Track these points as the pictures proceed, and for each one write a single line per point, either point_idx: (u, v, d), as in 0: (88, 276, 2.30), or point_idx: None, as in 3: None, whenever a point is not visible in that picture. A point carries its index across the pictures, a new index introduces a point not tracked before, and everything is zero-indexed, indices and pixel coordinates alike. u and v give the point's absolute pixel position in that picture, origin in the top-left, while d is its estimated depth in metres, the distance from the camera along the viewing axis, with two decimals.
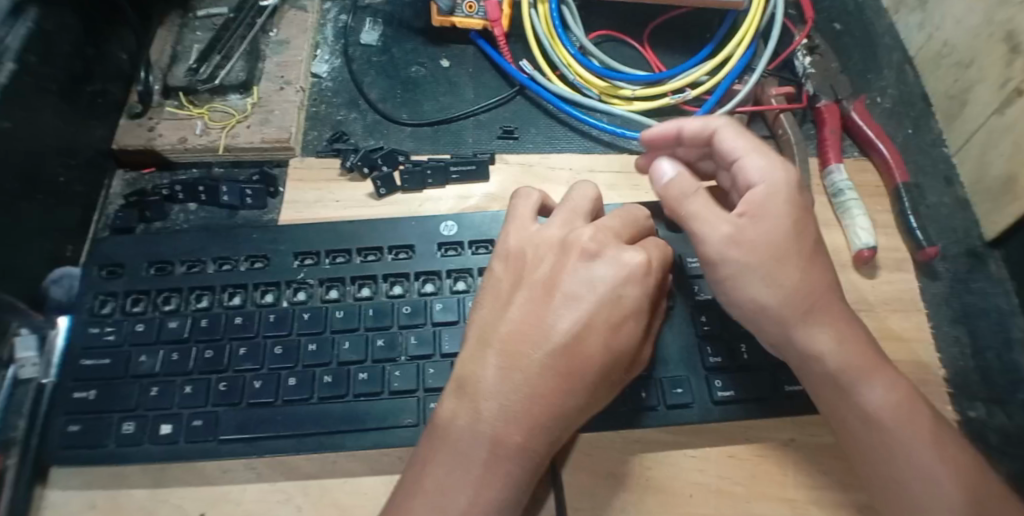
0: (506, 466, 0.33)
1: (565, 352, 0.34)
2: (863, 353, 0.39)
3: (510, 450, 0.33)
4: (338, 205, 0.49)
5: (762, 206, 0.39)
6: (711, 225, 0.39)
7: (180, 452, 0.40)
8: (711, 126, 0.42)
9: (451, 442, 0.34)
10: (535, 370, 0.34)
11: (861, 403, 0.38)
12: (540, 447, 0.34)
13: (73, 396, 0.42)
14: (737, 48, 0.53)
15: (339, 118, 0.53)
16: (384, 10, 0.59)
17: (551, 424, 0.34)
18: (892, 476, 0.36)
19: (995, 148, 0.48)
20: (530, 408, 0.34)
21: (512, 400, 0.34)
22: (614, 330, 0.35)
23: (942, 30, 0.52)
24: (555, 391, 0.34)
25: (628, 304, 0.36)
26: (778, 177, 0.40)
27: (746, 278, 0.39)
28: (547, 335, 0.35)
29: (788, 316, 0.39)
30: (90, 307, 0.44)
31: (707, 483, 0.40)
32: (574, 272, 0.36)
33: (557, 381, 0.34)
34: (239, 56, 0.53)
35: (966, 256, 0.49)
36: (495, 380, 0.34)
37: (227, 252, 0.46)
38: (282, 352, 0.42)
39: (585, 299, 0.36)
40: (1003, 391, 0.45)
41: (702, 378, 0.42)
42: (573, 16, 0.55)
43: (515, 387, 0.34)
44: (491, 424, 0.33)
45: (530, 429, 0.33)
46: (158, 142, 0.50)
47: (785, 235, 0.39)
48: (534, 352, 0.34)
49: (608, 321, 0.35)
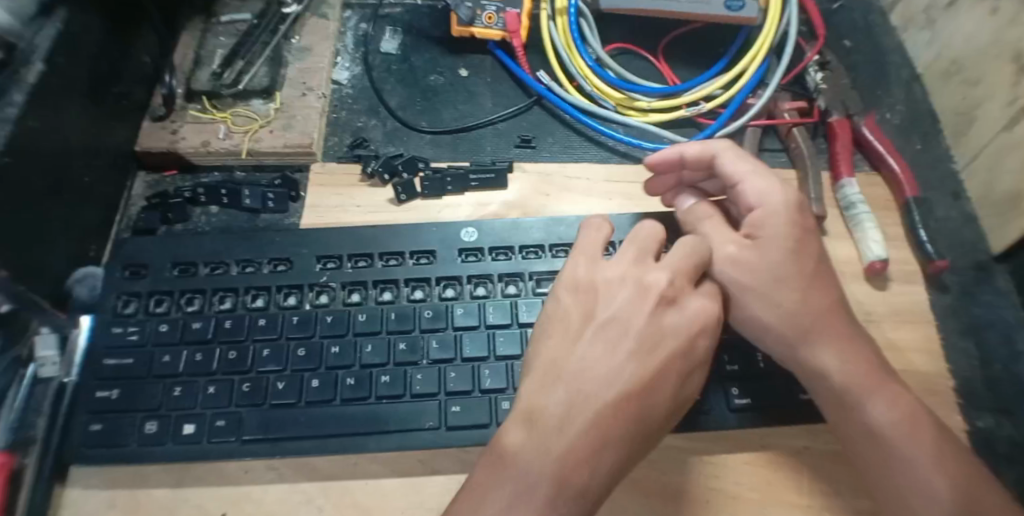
0: (569, 505, 0.32)
1: (638, 397, 0.34)
2: (866, 371, 0.40)
3: (573, 489, 0.32)
4: (360, 210, 0.50)
5: (763, 228, 0.41)
6: (716, 247, 0.42)
7: (202, 452, 0.41)
8: (711, 151, 0.43)
9: (515, 475, 0.32)
10: (606, 411, 0.33)
11: (865, 420, 0.39)
12: (598, 488, 0.33)
13: (95, 395, 0.42)
14: (750, 64, 0.54)
15: (359, 125, 0.54)
16: (403, 19, 0.60)
17: (614, 466, 0.33)
18: (900, 490, 0.37)
19: (1002, 165, 0.49)
20: (600, 450, 0.33)
21: (585, 438, 0.33)
22: (681, 378, 0.36)
23: (951, 49, 0.54)
24: (624, 434, 0.33)
25: (697, 351, 0.37)
26: (776, 200, 0.41)
27: (745, 298, 0.41)
28: (619, 378, 0.34)
29: (789, 336, 0.40)
30: (113, 307, 0.45)
31: (724, 489, 0.41)
32: (650, 319, 0.37)
33: (626, 424, 0.34)
34: (262, 62, 0.54)
35: (973, 269, 0.50)
36: (563, 414, 0.33)
37: (249, 254, 0.47)
38: (305, 354, 0.43)
39: (663, 347, 0.36)
40: (1011, 401, 0.46)
41: (718, 384, 0.43)
42: (590, 29, 0.56)
43: (588, 426, 0.33)
44: (559, 460, 0.32)
45: (595, 469, 0.32)
46: (181, 145, 0.51)
47: (785, 257, 0.41)
48: (605, 393, 0.34)
49: (681, 372, 0.36)
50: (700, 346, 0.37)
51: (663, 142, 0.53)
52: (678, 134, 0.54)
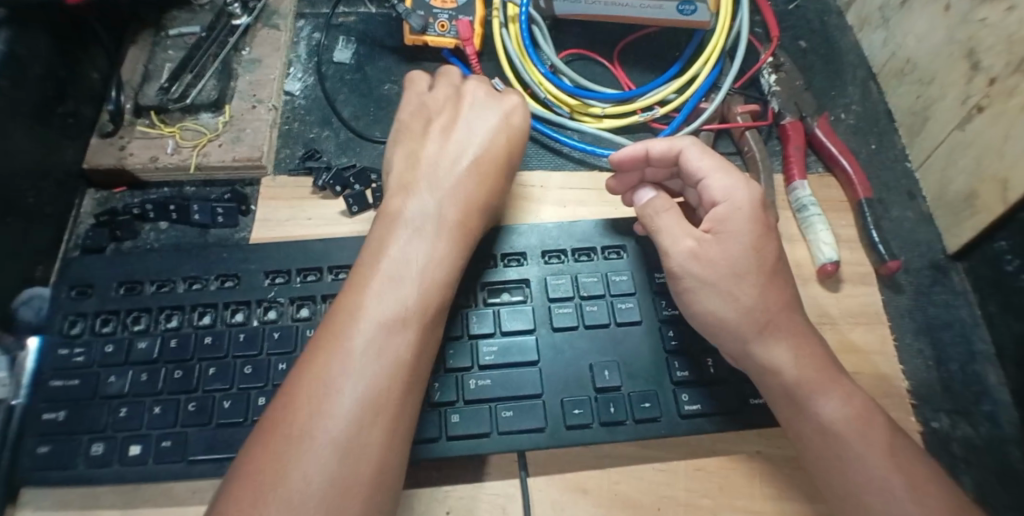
0: (397, 314, 0.35)
1: (428, 213, 0.40)
2: (819, 366, 0.39)
3: (391, 301, 0.35)
4: (311, 223, 0.49)
5: (726, 223, 0.41)
6: (674, 240, 0.42)
7: (148, 474, 0.40)
8: (677, 146, 0.43)
9: (338, 310, 0.35)
10: (404, 233, 0.39)
11: (816, 415, 0.38)
12: (427, 295, 0.36)
13: (43, 417, 0.41)
14: (703, 68, 0.54)
15: (311, 136, 0.54)
16: (357, 28, 0.60)
17: (432, 275, 0.38)
18: (848, 490, 0.36)
19: (955, 164, 0.49)
20: (409, 264, 0.37)
21: (393, 260, 0.37)
22: (465, 193, 0.42)
23: (905, 48, 0.54)
24: (419, 244, 0.39)
25: (483, 176, 0.44)
26: (740, 197, 0.42)
27: (704, 292, 0.40)
28: (410, 205, 0.41)
29: (745, 332, 0.40)
30: (60, 329, 0.44)
31: (675, 496, 0.40)
32: (432, 157, 0.44)
33: (420, 236, 0.39)
34: (211, 75, 0.54)
35: (929, 268, 0.50)
36: (371, 257, 0.38)
37: (197, 271, 0.46)
38: (251, 372, 0.42)
39: (453, 189, 0.42)
40: (968, 402, 0.45)
41: (669, 391, 0.42)
42: (544, 36, 0.56)
43: (392, 252, 0.38)
44: (376, 284, 0.36)
45: (406, 278, 0.37)
46: (129, 161, 0.50)
47: (746, 253, 0.41)
48: (401, 223, 0.40)
49: (459, 185, 0.42)
50: (477, 173, 0.44)
51: (618, 148, 0.53)
52: (633, 138, 0.55)
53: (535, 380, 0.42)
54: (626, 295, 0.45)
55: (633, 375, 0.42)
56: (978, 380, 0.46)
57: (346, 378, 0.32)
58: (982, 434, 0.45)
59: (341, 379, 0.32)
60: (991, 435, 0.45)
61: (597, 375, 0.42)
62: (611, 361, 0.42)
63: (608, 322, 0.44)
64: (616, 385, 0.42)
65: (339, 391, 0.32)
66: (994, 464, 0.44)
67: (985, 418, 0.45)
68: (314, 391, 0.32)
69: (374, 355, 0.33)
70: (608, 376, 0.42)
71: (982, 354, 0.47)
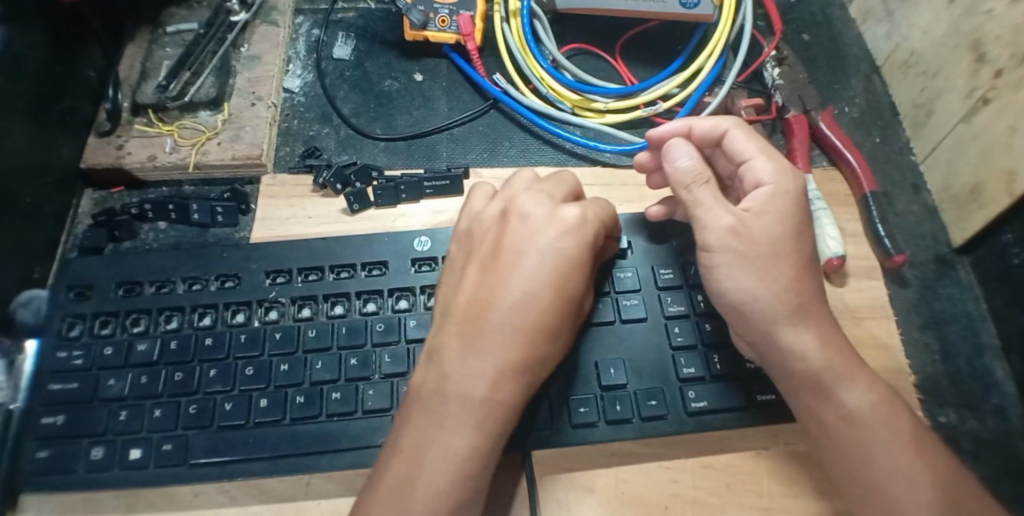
0: (482, 418, 0.35)
1: (519, 306, 0.37)
2: (843, 355, 0.39)
3: (477, 405, 0.36)
4: (311, 221, 0.49)
5: (770, 202, 0.40)
6: (715, 214, 0.39)
7: (150, 477, 0.40)
8: (723, 125, 0.43)
9: (424, 406, 0.36)
10: (493, 329, 0.37)
11: (841, 403, 0.38)
12: (508, 399, 0.36)
13: (42, 421, 0.41)
14: (707, 61, 0.54)
15: (312, 134, 0.53)
16: (356, 23, 0.59)
17: (515, 378, 0.36)
18: (873, 479, 0.36)
19: (962, 156, 0.49)
20: (497, 367, 0.36)
21: (479, 361, 0.36)
22: (564, 262, 0.38)
23: (910, 40, 0.53)
24: (510, 348, 0.36)
25: (582, 250, 0.39)
26: (788, 181, 0.40)
27: (740, 269, 0.39)
28: (498, 293, 0.38)
29: (776, 312, 0.38)
30: (59, 330, 0.43)
31: (683, 494, 0.40)
32: (517, 235, 0.39)
33: (520, 335, 0.37)
34: (209, 72, 0.53)
35: (935, 262, 0.50)
36: (456, 349, 0.37)
37: (197, 271, 0.45)
38: (253, 373, 0.42)
39: (541, 269, 0.37)
40: (975, 395, 0.45)
41: (676, 388, 0.42)
42: (545, 30, 0.55)
43: (479, 350, 0.37)
44: (460, 386, 0.36)
45: (495, 382, 0.36)
46: (126, 160, 0.50)
47: (784, 234, 0.39)
48: (489, 318, 0.37)
49: (559, 262, 0.38)
50: (579, 244, 0.38)
51: (621, 143, 0.53)
52: (635, 133, 0.55)
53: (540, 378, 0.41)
54: (631, 292, 0.44)
55: (639, 373, 0.42)
56: (985, 374, 0.46)
57: (427, 482, 0.34)
58: (989, 428, 0.44)
59: (425, 482, 0.34)
60: (999, 429, 0.44)
61: (603, 372, 0.42)
62: (616, 359, 0.42)
63: (614, 319, 0.43)
64: (622, 382, 0.41)
65: (423, 492, 0.34)
66: (1003, 458, 0.44)
67: (992, 412, 0.45)
68: (397, 489, 0.34)
69: (455, 462, 0.35)
70: (613, 373, 0.42)
71: (988, 348, 0.47)
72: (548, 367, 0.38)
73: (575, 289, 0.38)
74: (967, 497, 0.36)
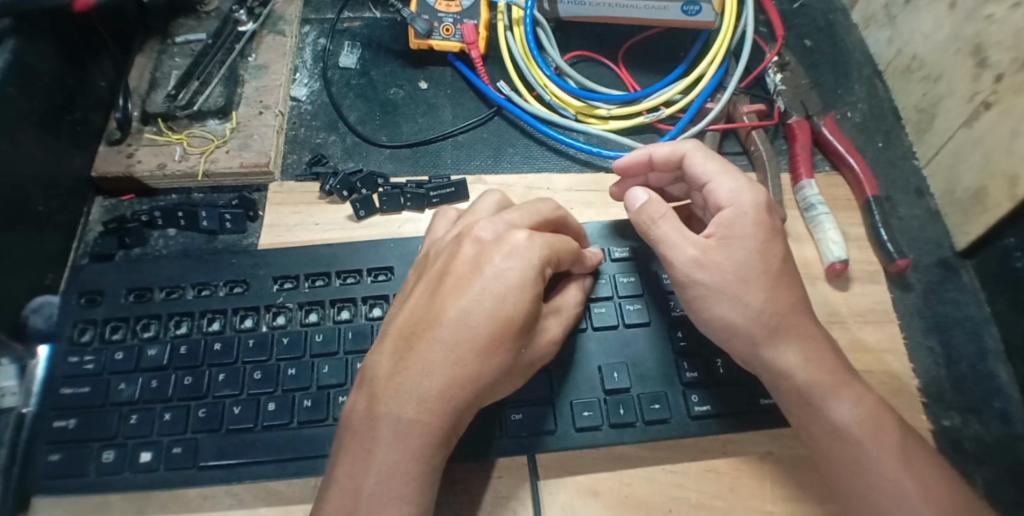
0: (409, 439, 0.35)
1: (452, 329, 0.35)
2: (830, 370, 0.39)
3: (408, 421, 0.35)
4: (319, 228, 0.49)
5: (731, 228, 0.40)
6: (678, 248, 0.40)
7: (160, 480, 0.40)
8: (680, 151, 0.43)
9: (356, 423, 0.36)
10: (424, 351, 0.35)
11: (828, 419, 0.38)
12: (441, 417, 0.35)
13: (53, 425, 0.41)
14: (708, 67, 0.55)
15: (318, 142, 0.54)
16: (362, 32, 0.60)
17: (451, 395, 0.35)
18: (864, 494, 0.37)
19: (964, 160, 0.49)
20: (427, 382, 0.35)
21: (411, 383, 0.35)
22: (502, 290, 0.36)
23: (912, 45, 0.54)
24: (438, 370, 0.35)
25: (519, 268, 0.36)
26: (745, 201, 0.41)
27: (710, 300, 0.40)
28: (437, 314, 0.36)
29: (755, 335, 0.39)
30: (70, 336, 0.44)
31: (687, 497, 0.40)
32: (469, 258, 0.37)
33: (449, 358, 0.35)
34: (217, 82, 0.54)
35: (938, 266, 0.50)
36: (389, 367, 0.36)
37: (206, 277, 0.46)
38: (261, 377, 0.42)
39: (487, 290, 0.36)
40: (979, 399, 0.45)
41: (679, 392, 0.42)
42: (548, 38, 0.56)
43: (411, 363, 0.35)
44: (391, 405, 0.35)
45: (428, 401, 0.35)
46: (137, 168, 0.51)
47: (750, 256, 0.40)
48: (423, 338, 0.36)
49: (493, 285, 0.36)
50: (518, 262, 0.37)
51: (623, 149, 0.54)
52: (638, 140, 0.55)
53: (545, 383, 0.42)
54: (634, 297, 0.45)
55: (639, 377, 0.42)
56: (989, 378, 0.46)
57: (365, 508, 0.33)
58: (994, 432, 0.44)
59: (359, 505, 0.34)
60: (1004, 432, 0.44)
61: (607, 376, 0.42)
62: (620, 363, 0.42)
63: (617, 323, 0.44)
64: (625, 386, 0.42)
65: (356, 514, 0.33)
66: (1006, 461, 0.43)
67: (996, 416, 0.45)
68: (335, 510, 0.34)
69: (385, 482, 0.34)
70: (618, 377, 0.42)
71: (993, 352, 0.47)
72: (481, 394, 0.36)
73: (518, 314, 0.36)
74: (962, 501, 0.36)
